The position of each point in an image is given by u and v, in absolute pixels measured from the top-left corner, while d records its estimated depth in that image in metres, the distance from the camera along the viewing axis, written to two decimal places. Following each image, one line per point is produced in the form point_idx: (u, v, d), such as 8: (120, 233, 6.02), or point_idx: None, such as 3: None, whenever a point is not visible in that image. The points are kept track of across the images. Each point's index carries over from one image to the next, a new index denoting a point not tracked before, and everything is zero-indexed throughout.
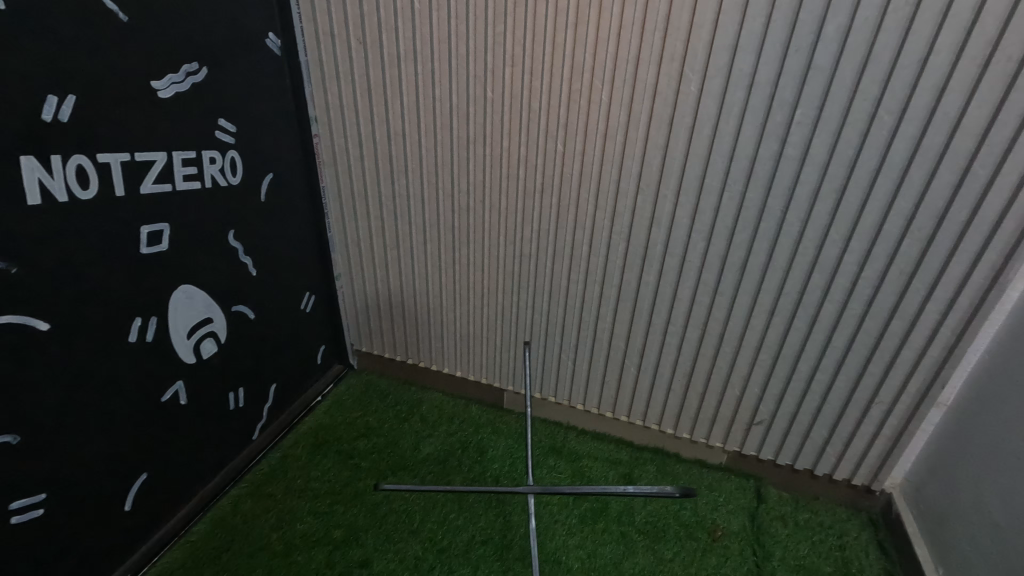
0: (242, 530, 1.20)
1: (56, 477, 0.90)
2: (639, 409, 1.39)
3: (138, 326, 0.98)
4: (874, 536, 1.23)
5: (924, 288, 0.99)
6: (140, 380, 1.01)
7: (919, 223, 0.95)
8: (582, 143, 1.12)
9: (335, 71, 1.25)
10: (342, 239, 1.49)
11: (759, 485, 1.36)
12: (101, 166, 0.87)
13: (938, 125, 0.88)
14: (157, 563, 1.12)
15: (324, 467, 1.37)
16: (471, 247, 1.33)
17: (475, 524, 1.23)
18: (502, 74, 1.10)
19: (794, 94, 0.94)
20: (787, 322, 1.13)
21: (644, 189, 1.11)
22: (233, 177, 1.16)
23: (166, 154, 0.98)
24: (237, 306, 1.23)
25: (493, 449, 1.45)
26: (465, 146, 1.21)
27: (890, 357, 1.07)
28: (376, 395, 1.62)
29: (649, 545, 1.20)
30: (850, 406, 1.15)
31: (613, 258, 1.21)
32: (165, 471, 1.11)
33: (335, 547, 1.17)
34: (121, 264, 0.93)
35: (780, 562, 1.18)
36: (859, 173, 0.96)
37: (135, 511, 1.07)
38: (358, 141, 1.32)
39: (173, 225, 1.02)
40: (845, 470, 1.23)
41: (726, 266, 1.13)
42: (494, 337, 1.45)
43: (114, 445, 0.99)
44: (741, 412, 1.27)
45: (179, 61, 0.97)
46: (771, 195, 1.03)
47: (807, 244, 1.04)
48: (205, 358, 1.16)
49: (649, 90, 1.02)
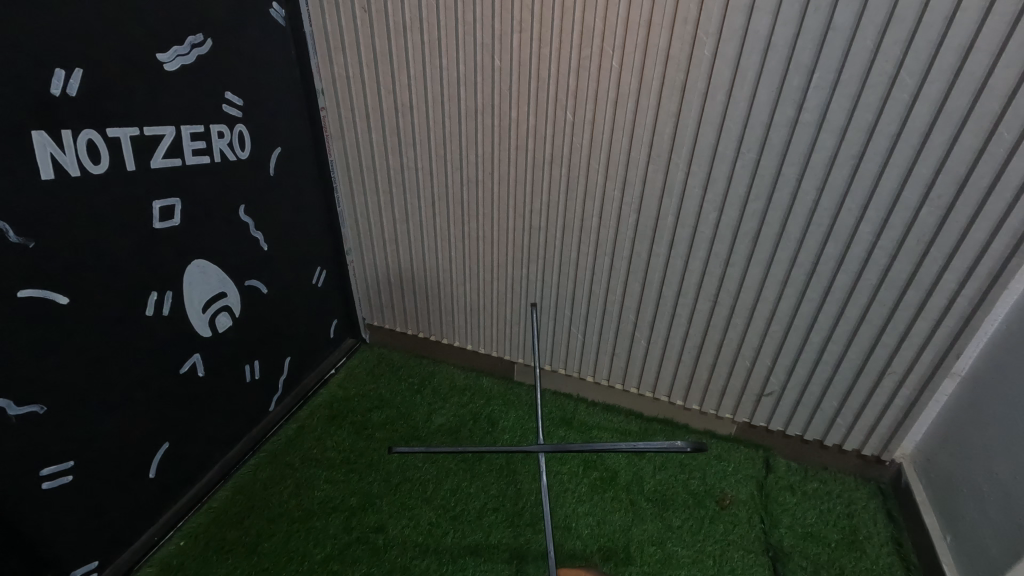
0: (262, 497, 1.24)
1: (81, 445, 0.93)
2: (649, 380, 1.40)
3: (154, 300, 1.00)
4: (882, 505, 1.24)
5: (941, 258, 0.97)
6: (157, 352, 1.03)
7: (939, 190, 0.92)
8: (592, 111, 1.09)
9: (340, 41, 1.23)
10: (351, 213, 1.50)
11: (768, 455, 1.37)
12: (111, 141, 0.87)
13: (963, 87, 0.84)
14: (181, 528, 1.17)
15: (339, 437, 1.40)
16: (481, 219, 1.33)
17: (487, 493, 1.26)
18: (510, 42, 1.08)
19: (812, 57, 0.91)
20: (800, 292, 1.12)
21: (655, 158, 1.09)
22: (242, 152, 1.16)
23: (174, 128, 0.98)
24: (250, 280, 1.25)
25: (504, 420, 1.47)
26: (472, 117, 1.20)
27: (904, 327, 1.06)
28: (388, 368, 1.65)
29: (657, 513, 1.22)
30: (862, 376, 1.14)
31: (623, 229, 1.21)
32: (185, 440, 1.15)
33: (351, 512, 1.21)
34: (135, 239, 0.95)
35: (787, 530, 1.19)
36: (877, 139, 0.93)
37: (159, 477, 1.11)
38: (364, 113, 1.31)
39: (184, 200, 1.03)
40: (855, 440, 1.23)
41: (739, 236, 1.11)
42: (504, 309, 1.46)
43: (136, 415, 1.02)
44: (751, 383, 1.27)
45: (183, 33, 0.96)
46: (786, 162, 1.01)
47: (822, 213, 1.03)
48: (221, 332, 1.18)
49: (662, 56, 0.99)
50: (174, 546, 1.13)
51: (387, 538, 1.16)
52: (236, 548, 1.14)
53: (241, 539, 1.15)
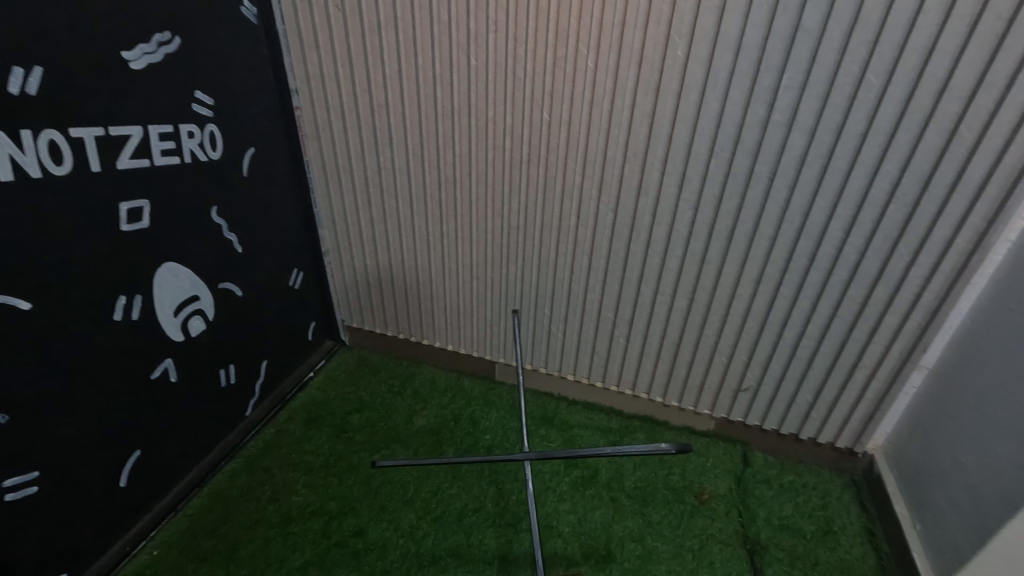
0: (240, 503, 1.22)
1: (46, 454, 0.90)
2: (628, 378, 1.41)
3: (123, 304, 0.98)
4: (856, 496, 1.27)
5: (908, 254, 1.00)
6: (126, 358, 1.00)
7: (905, 187, 0.95)
8: (568, 112, 1.10)
9: (314, 40, 1.21)
10: (328, 214, 1.48)
11: (745, 450, 1.39)
12: (74, 141, 0.85)
13: (926, 87, 0.87)
14: (155, 537, 1.14)
15: (318, 441, 1.38)
16: (459, 219, 1.32)
17: (468, 493, 1.26)
18: (486, 41, 1.08)
19: (782, 58, 0.92)
20: (774, 289, 1.14)
21: (631, 157, 1.10)
22: (213, 152, 1.13)
23: (142, 128, 0.96)
24: (223, 283, 1.22)
25: (485, 421, 1.47)
26: (449, 117, 1.19)
27: (874, 322, 1.09)
28: (368, 370, 1.63)
29: (638, 509, 1.23)
30: (835, 370, 1.17)
31: (600, 229, 1.21)
32: (158, 447, 1.12)
33: (330, 517, 1.20)
34: (102, 242, 0.92)
35: (764, 523, 1.21)
36: (846, 139, 0.95)
37: (131, 486, 1.08)
38: (340, 113, 1.29)
39: (153, 201, 1.00)
40: (829, 433, 1.25)
41: (714, 235, 1.13)
42: (485, 309, 1.45)
43: (106, 423, 0.99)
44: (728, 379, 1.29)
45: (150, 31, 0.94)
46: (758, 161, 1.02)
47: (793, 211, 1.04)
48: (194, 336, 1.16)
49: (636, 56, 1.00)
50: (147, 556, 1.11)
51: (367, 541, 1.15)
52: (213, 556, 1.12)
53: (217, 547, 1.13)
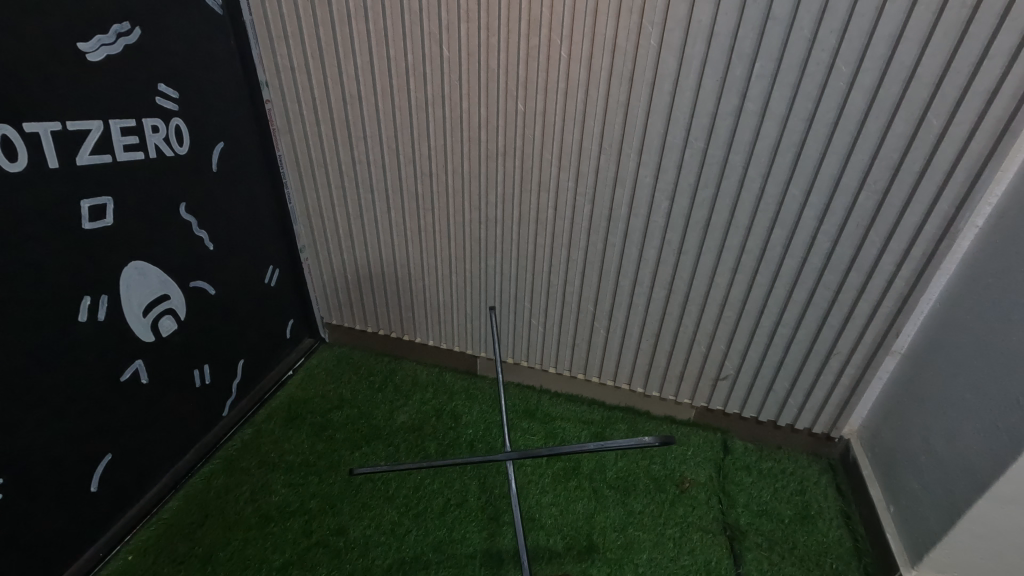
0: (217, 505, 1.20)
1: (11, 461, 0.87)
2: (609, 369, 1.41)
3: (88, 305, 0.95)
4: (833, 480, 1.29)
5: (879, 241, 1.01)
6: (93, 360, 0.98)
7: (876, 175, 0.96)
8: (543, 102, 1.09)
9: (283, 30, 1.18)
10: (303, 210, 1.45)
11: (725, 437, 1.40)
12: (29, 136, 0.82)
13: (895, 75, 0.87)
14: (129, 542, 1.12)
15: (298, 440, 1.36)
16: (436, 212, 1.31)
17: (451, 488, 1.25)
18: (458, 31, 1.06)
19: (753, 46, 0.92)
20: (750, 277, 1.15)
21: (607, 148, 1.10)
22: (180, 147, 1.10)
23: (102, 122, 0.93)
24: (195, 281, 1.19)
25: (467, 415, 1.46)
26: (423, 109, 1.18)
27: (848, 308, 1.10)
28: (349, 367, 1.61)
29: (620, 499, 1.24)
30: (811, 357, 1.18)
31: (578, 220, 1.21)
32: (130, 451, 1.10)
33: (311, 516, 1.19)
34: (61, 241, 0.89)
35: (743, 509, 1.23)
36: (817, 127, 0.95)
37: (103, 491, 1.06)
38: (312, 106, 1.27)
39: (117, 198, 0.97)
40: (806, 419, 1.27)
41: (690, 225, 1.13)
42: (464, 303, 1.45)
43: (74, 427, 0.96)
44: (707, 368, 1.30)
45: (108, 21, 0.91)
46: (733, 151, 1.02)
47: (768, 200, 1.05)
48: (165, 336, 1.13)
49: (609, 45, 0.99)
50: (121, 561, 1.09)
51: (348, 539, 1.14)
52: (189, 559, 1.10)
53: (194, 550, 1.11)
